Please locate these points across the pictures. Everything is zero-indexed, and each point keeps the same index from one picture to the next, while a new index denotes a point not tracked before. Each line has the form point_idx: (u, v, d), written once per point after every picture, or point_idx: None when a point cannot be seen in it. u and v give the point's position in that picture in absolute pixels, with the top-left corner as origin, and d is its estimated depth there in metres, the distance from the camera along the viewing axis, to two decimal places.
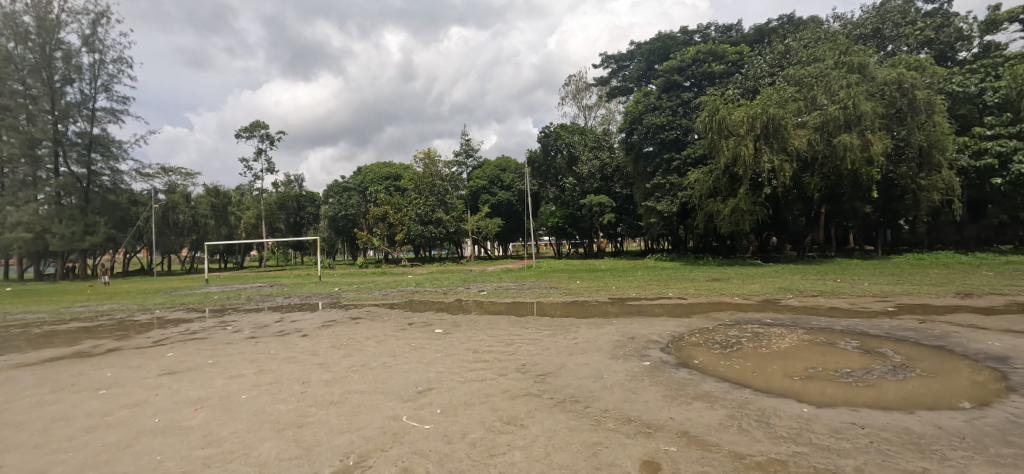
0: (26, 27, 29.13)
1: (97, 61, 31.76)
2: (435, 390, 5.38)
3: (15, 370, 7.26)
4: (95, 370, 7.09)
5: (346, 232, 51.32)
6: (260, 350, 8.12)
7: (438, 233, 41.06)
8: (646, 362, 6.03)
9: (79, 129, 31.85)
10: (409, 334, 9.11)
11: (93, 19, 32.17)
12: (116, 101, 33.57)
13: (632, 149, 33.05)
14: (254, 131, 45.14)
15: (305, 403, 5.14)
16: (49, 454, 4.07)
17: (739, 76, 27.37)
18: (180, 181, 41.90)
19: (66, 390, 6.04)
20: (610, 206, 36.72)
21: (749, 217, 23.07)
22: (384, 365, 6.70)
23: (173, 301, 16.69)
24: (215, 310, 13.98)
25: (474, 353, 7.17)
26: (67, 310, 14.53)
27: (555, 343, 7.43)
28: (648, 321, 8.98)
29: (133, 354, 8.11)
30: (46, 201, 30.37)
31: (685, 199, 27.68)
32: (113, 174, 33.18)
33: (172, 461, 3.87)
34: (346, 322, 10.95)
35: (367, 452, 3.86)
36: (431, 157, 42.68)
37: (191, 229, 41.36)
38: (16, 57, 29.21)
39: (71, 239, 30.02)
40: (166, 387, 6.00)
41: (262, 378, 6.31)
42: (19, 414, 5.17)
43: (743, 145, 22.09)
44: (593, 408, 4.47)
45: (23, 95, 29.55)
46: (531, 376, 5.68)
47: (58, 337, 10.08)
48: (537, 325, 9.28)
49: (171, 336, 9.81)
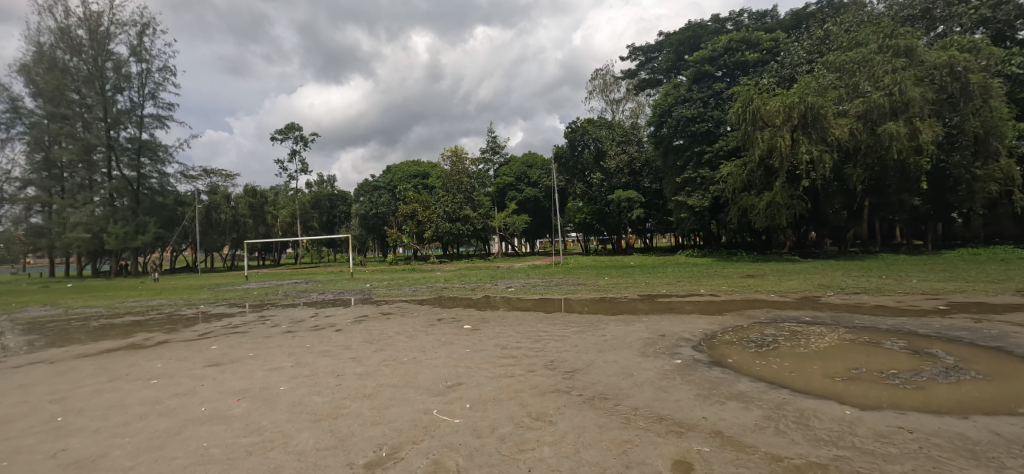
0: (79, 40, 30.95)
1: (144, 69, 33.65)
2: (465, 384, 5.45)
3: (77, 360, 7.80)
4: (146, 361, 7.52)
5: (376, 231, 52.39)
6: (296, 344, 8.38)
7: (465, 231, 41.51)
8: (677, 359, 5.92)
9: (130, 135, 33.78)
10: (438, 330, 9.24)
11: (140, 30, 33.99)
12: (162, 108, 35.43)
13: (662, 143, 32.25)
14: (288, 133, 46.68)
15: (339, 395, 5.31)
16: (106, 439, 4.34)
17: (775, 64, 26.36)
18: (221, 182, 43.94)
19: (120, 379, 6.43)
20: (639, 202, 36.06)
21: (787, 211, 22.19)
22: (414, 360, 6.83)
23: (216, 296, 17.53)
24: (255, 305, 14.58)
25: (502, 349, 7.22)
26: (122, 305, 15.47)
27: (583, 340, 7.38)
28: (679, 318, 8.79)
29: (181, 347, 8.56)
30: (101, 203, 32.37)
31: (717, 193, 26.97)
32: (160, 177, 35.23)
33: (217, 447, 4.06)
34: (377, 318, 11.15)
35: (399, 444, 3.95)
36: (458, 154, 43.13)
37: (231, 228, 43.23)
38: (73, 68, 31.08)
39: (125, 239, 32.04)
40: (211, 378, 6.31)
41: (298, 370, 6.53)
42: (81, 401, 5.56)
43: (779, 136, 21.38)
44: (622, 405, 4.42)
45: (79, 104, 31.50)
46: (560, 373, 5.66)
47: (114, 330, 10.73)
48: (566, 322, 9.25)
49: (214, 329, 10.29)
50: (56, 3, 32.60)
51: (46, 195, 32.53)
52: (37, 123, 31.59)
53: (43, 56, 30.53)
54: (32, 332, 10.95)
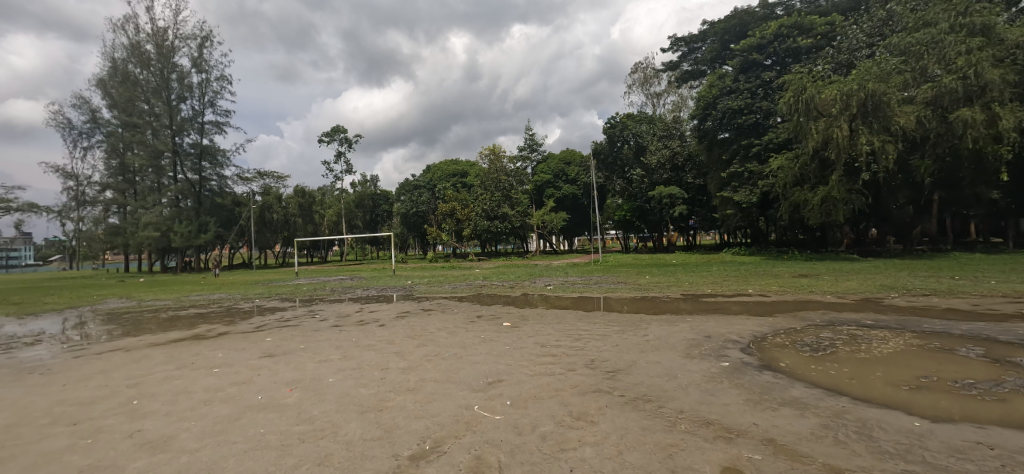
0: (148, 54, 33.38)
1: (204, 79, 35.96)
2: (505, 382, 5.48)
3: (149, 348, 8.47)
4: (209, 350, 8.06)
5: (416, 229, 53.60)
6: (342, 338, 8.71)
7: (504, 229, 41.74)
8: (725, 362, 5.70)
9: (192, 141, 36.28)
10: (478, 327, 9.35)
11: (200, 42, 36.28)
12: (220, 115, 37.79)
13: (706, 136, 31.12)
14: (334, 135, 48.59)
15: (384, 389, 5.48)
16: (176, 422, 4.69)
17: (831, 49, 24.84)
18: (273, 183, 46.43)
19: (187, 367, 6.92)
20: (681, 198, 34.98)
21: (845, 206, 20.89)
22: (456, 356, 6.92)
23: (270, 291, 18.55)
24: (305, 300, 15.31)
25: (542, 347, 7.21)
26: (187, 298, 16.67)
27: (625, 340, 7.26)
28: (726, 319, 8.47)
29: (239, 338, 9.12)
30: (168, 204, 34.90)
31: (767, 188, 25.70)
32: (219, 179, 37.66)
33: (273, 434, 4.30)
34: (419, 314, 11.42)
35: (442, 438, 4.03)
36: (496, 153, 43.48)
37: (283, 227, 45.65)
38: (142, 80, 33.68)
39: (189, 237, 34.48)
40: (266, 368, 6.68)
41: (346, 363, 6.79)
42: (154, 386, 6.03)
43: (836, 126, 20.12)
44: (667, 408, 4.32)
45: (149, 113, 34.01)
46: (601, 372, 5.60)
47: (180, 321, 11.58)
48: (606, 321, 9.14)
49: (269, 323, 10.89)
50: (128, 21, 35.42)
51: (121, 197, 35.52)
52: (113, 132, 34.49)
53: (118, 70, 33.34)
54: (111, 322, 11.99)
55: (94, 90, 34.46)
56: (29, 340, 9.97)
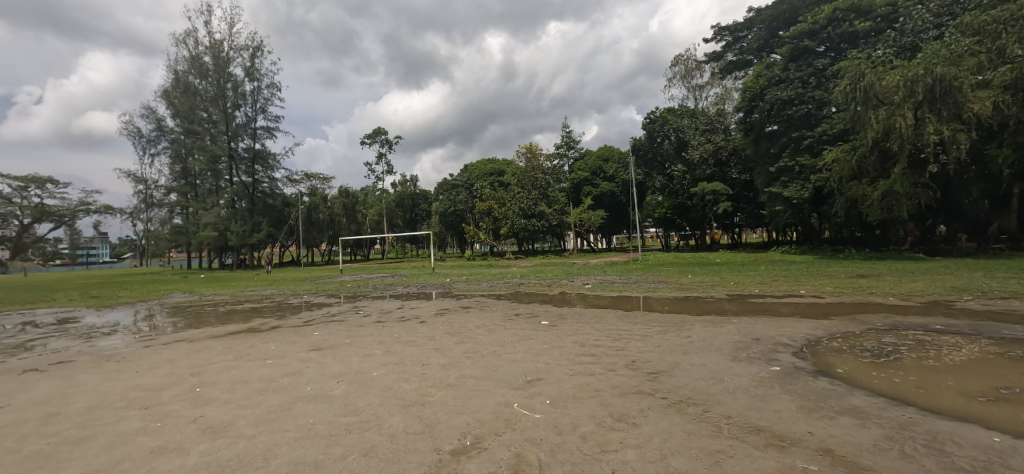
0: (206, 65, 35.51)
1: (256, 87, 37.90)
2: (545, 380, 5.47)
3: (209, 340, 9.05)
4: (262, 343, 8.52)
5: (454, 227, 54.41)
6: (385, 333, 8.97)
7: (541, 227, 41.69)
8: (775, 367, 5.44)
9: (246, 145, 38.32)
10: (516, 325, 9.38)
11: (252, 52, 38.24)
12: (270, 120, 39.75)
13: (753, 129, 29.80)
14: (376, 137, 50.09)
15: (425, 384, 5.60)
16: (234, 409, 4.98)
17: (893, 32, 23.08)
18: (319, 185, 48.51)
19: (243, 358, 7.33)
20: (725, 194, 33.58)
21: (909, 201, 19.42)
22: (495, 354, 6.96)
23: (317, 287, 19.40)
24: (349, 296, 15.89)
25: (581, 346, 7.15)
26: (243, 294, 17.70)
27: (667, 341, 7.07)
28: (776, 321, 8.08)
29: (289, 331, 9.59)
30: (225, 205, 37.08)
31: (820, 183, 24.31)
32: (270, 181, 39.62)
33: (321, 424, 4.48)
34: (458, 311, 11.59)
35: (482, 434, 4.08)
36: (533, 151, 43.46)
37: (328, 226, 47.66)
38: (201, 90, 35.82)
39: (244, 236, 36.54)
40: (315, 361, 6.98)
41: (388, 358, 6.99)
42: (214, 375, 6.44)
43: (899, 115, 18.76)
44: (713, 412, 4.17)
45: (207, 121, 36.08)
46: (643, 373, 5.48)
47: (236, 315, 12.31)
48: (646, 321, 8.95)
49: (316, 317, 11.38)
50: (189, 35, 37.87)
51: (184, 199, 38.09)
52: (177, 139, 37.06)
53: (180, 82, 35.82)
54: (176, 315, 12.92)
55: (159, 101, 37.14)
56: (106, 330, 10.88)
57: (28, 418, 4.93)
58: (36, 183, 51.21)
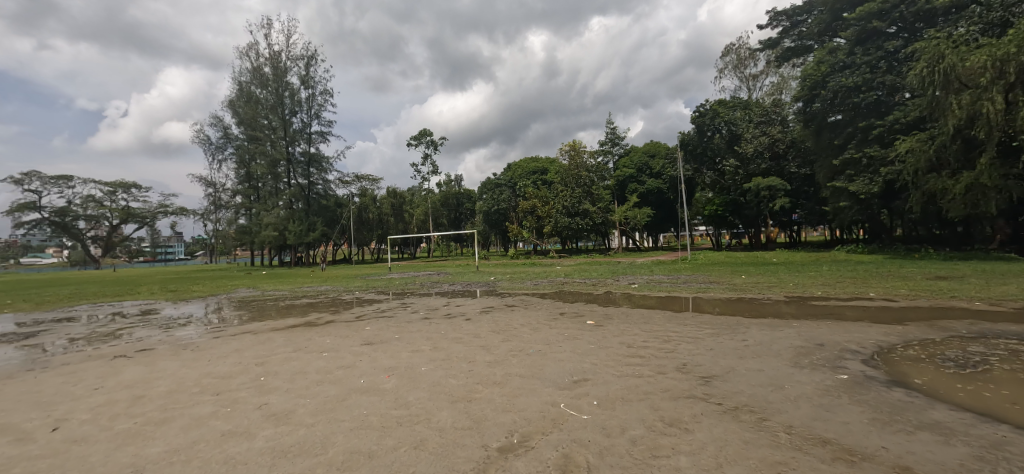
0: (266, 75, 37.76)
1: (311, 94, 39.90)
2: (591, 381, 5.40)
3: (271, 332, 9.63)
4: (319, 336, 8.97)
5: (498, 226, 54.90)
6: (432, 330, 9.18)
7: (585, 225, 41.25)
8: (842, 375, 5.08)
9: (302, 150, 40.45)
10: (561, 324, 9.34)
11: (307, 61, 40.28)
12: (324, 125, 41.71)
13: (814, 120, 27.99)
14: (421, 139, 51.38)
15: (472, 380, 5.68)
16: (294, 398, 5.28)
17: (978, 7, 20.55)
18: (368, 186, 50.49)
19: (301, 351, 7.74)
20: (783, 190, 31.68)
21: (998, 195, 17.54)
22: (540, 353, 6.95)
23: (367, 284, 20.18)
24: (398, 293, 16.41)
25: (629, 347, 7.00)
26: (300, 289, 18.73)
27: (720, 344, 6.79)
28: (842, 326, 7.55)
29: (343, 326, 10.03)
30: (283, 206, 39.33)
31: (892, 176, 22.45)
32: (324, 183, 41.70)
33: (374, 416, 4.64)
34: (502, 309, 11.67)
35: (529, 433, 4.08)
36: (576, 148, 43.07)
37: (377, 225, 49.53)
38: (262, 99, 37.98)
39: (302, 235, 38.67)
40: (367, 355, 7.26)
41: (436, 354, 7.14)
42: (277, 365, 6.85)
43: (986, 99, 16.99)
44: (771, 421, 3.96)
45: (268, 127, 38.36)
46: (695, 377, 5.29)
47: (295, 309, 13.04)
48: (697, 323, 8.63)
49: (367, 313, 11.83)
50: (251, 48, 40.45)
51: (247, 201, 40.71)
52: (242, 145, 39.78)
53: (243, 92, 38.32)
54: (242, 308, 13.87)
55: (226, 110, 39.88)
56: (182, 321, 11.84)
57: (118, 399, 5.46)
58: (121, 187, 56.52)
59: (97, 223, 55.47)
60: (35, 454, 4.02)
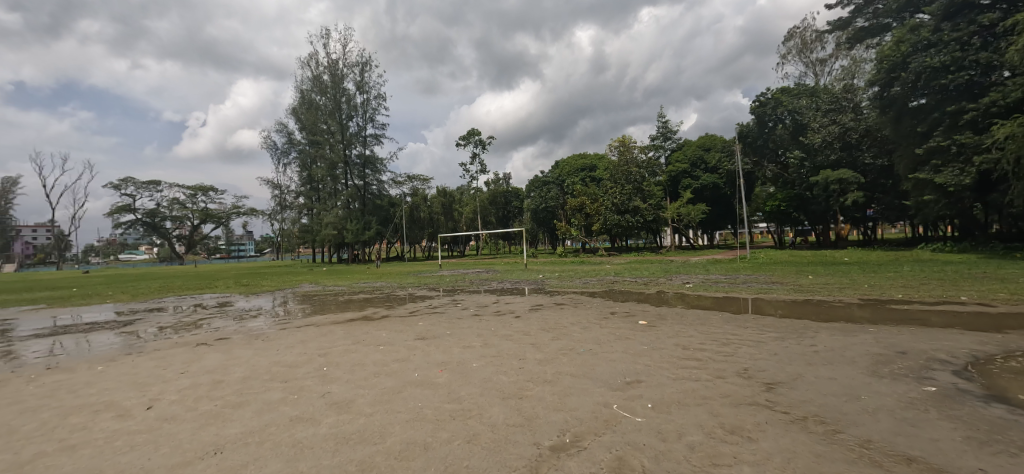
0: (325, 83, 39.79)
1: (366, 98, 41.60)
2: (644, 383, 5.26)
3: (331, 325, 10.17)
4: (375, 330, 9.37)
5: (547, 224, 54.82)
6: (482, 327, 9.32)
7: (635, 223, 40.25)
8: (929, 387, 4.62)
9: (358, 152, 42.28)
10: (612, 323, 9.17)
11: (362, 68, 42.07)
12: (378, 128, 43.39)
13: (892, 105, 25.66)
14: (470, 138, 52.19)
15: (523, 378, 5.69)
16: (354, 388, 5.54)
17: None
18: (420, 185, 52.06)
19: (359, 343, 8.11)
20: (856, 182, 29.29)
21: None
22: (591, 352, 6.86)
23: (419, 281, 20.79)
24: (449, 290, 16.79)
25: (684, 349, 6.75)
26: (357, 285, 19.62)
27: (785, 349, 6.39)
28: (927, 333, 6.87)
29: (397, 321, 10.41)
30: (342, 206, 41.43)
31: (987, 165, 20.10)
32: (379, 184, 43.49)
33: (428, 409, 4.77)
34: (551, 307, 11.63)
35: (581, 433, 4.04)
36: (625, 144, 42.15)
37: (428, 224, 50.91)
38: (321, 105, 40.00)
39: (359, 233, 40.56)
40: (420, 349, 7.48)
41: (487, 351, 7.23)
42: (338, 356, 7.22)
43: None
44: (844, 434, 3.68)
45: (327, 132, 40.37)
46: (757, 383, 5.01)
47: (353, 304, 13.69)
48: (759, 326, 8.17)
49: (420, 309, 12.19)
50: (312, 57, 42.75)
51: (309, 202, 43.19)
52: (304, 149, 42.21)
53: (305, 99, 40.61)
54: (306, 302, 14.74)
55: (290, 117, 42.47)
56: (253, 313, 12.77)
57: (201, 383, 5.98)
58: (201, 190, 61.78)
59: (181, 223, 61.00)
60: (133, 429, 4.48)
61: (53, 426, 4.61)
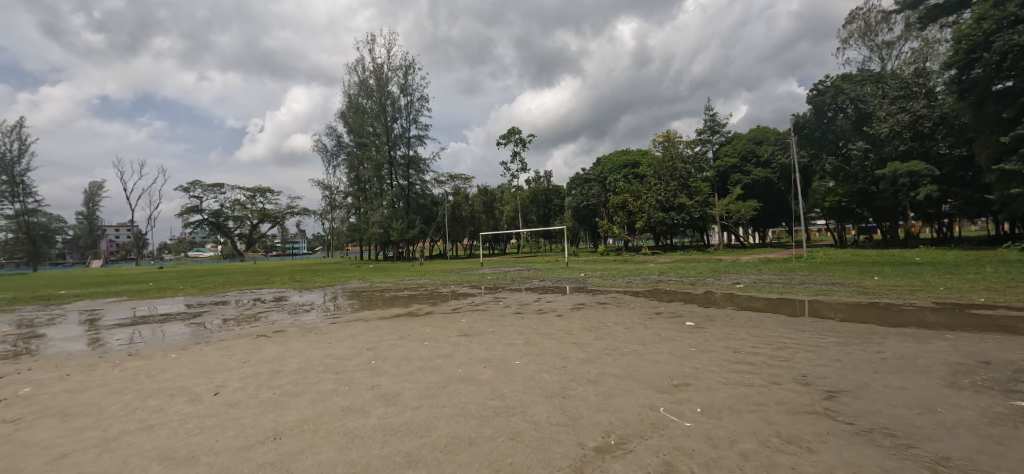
0: (371, 86, 41.06)
1: (410, 100, 42.61)
2: (692, 387, 5.08)
3: (379, 320, 10.52)
4: (420, 325, 9.61)
5: (588, 222, 54.20)
6: (524, 324, 9.34)
7: (681, 220, 39.01)
8: (1018, 402, 4.18)
9: (403, 153, 43.39)
10: (658, 324, 8.93)
11: (405, 70, 43.08)
12: (421, 129, 44.34)
13: (972, 89, 23.36)
14: (510, 137, 52.34)
15: (566, 377, 5.64)
16: (401, 382, 5.70)
17: None
18: (461, 185, 52.81)
19: (405, 338, 8.34)
20: (930, 174, 26.96)
21: None
22: (635, 352, 6.72)
23: (461, 278, 21.12)
24: (490, 287, 16.94)
25: (736, 352, 6.46)
26: (402, 282, 20.19)
27: (848, 355, 5.98)
28: (1013, 342, 6.24)
29: (441, 317, 10.61)
30: (387, 206, 42.77)
31: None
32: (422, 183, 44.43)
33: (472, 405, 4.83)
34: (594, 306, 11.46)
35: (626, 435, 3.96)
36: (670, 139, 40.90)
37: (470, 222, 51.52)
38: (368, 108, 41.36)
39: (404, 232, 41.74)
40: (464, 345, 7.60)
41: (529, 348, 7.24)
42: (385, 351, 7.46)
43: None
44: (918, 449, 3.40)
45: (373, 134, 41.68)
46: (817, 391, 4.72)
47: (398, 300, 14.09)
48: (818, 329, 7.70)
49: (463, 306, 12.37)
50: (358, 62, 44.23)
51: (357, 202, 44.82)
52: (352, 151, 43.86)
53: (353, 104, 42.11)
54: (355, 297, 15.33)
55: (338, 121, 44.20)
56: (306, 307, 13.42)
57: (261, 372, 6.36)
58: (259, 192, 65.59)
59: (241, 223, 65.01)
60: (201, 413, 4.82)
61: (135, 407, 5.04)
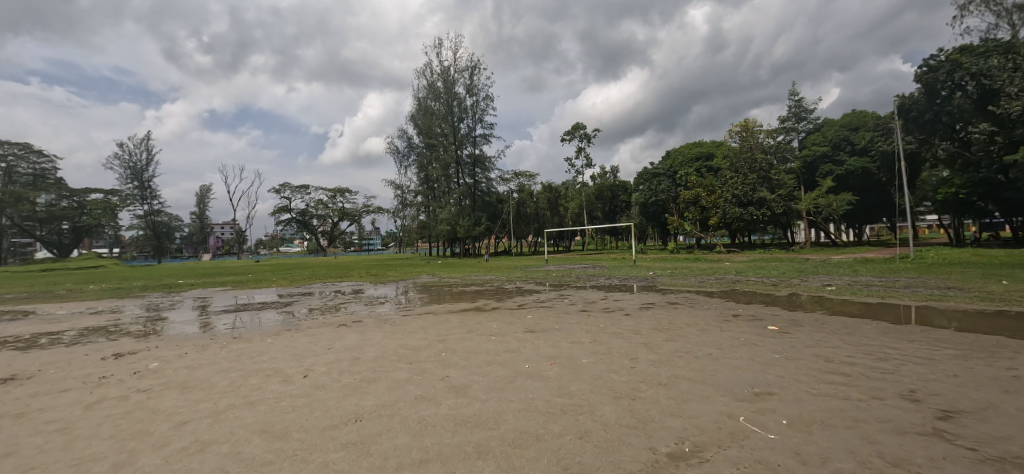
0: (439, 88, 42.50)
1: (476, 100, 43.55)
2: (776, 396, 4.72)
3: (448, 314, 10.87)
4: (487, 321, 9.80)
5: (658, 218, 52.15)
6: (592, 323, 9.18)
7: (761, 216, 36.35)
8: None
9: (469, 152, 44.46)
10: (736, 327, 8.40)
11: (471, 71, 44.05)
12: (487, 128, 45.10)
13: None
14: (575, 133, 51.69)
15: (635, 378, 5.48)
16: (470, 375, 5.84)
17: None
18: (526, 182, 53.07)
19: (473, 333, 8.54)
20: None
21: None
22: (711, 356, 6.37)
23: (526, 275, 21.25)
24: (555, 285, 16.87)
25: (828, 361, 5.90)
26: (469, 277, 20.70)
27: (969, 371, 5.23)
28: None
29: (507, 313, 10.75)
30: (455, 203, 44.09)
31: None
32: (487, 181, 45.23)
33: (539, 401, 4.84)
34: (664, 306, 11.02)
35: (703, 443, 3.77)
36: (749, 128, 38.20)
37: (535, 219, 51.52)
38: (436, 110, 42.89)
39: (470, 228, 42.78)
40: (530, 342, 7.64)
41: (596, 347, 7.12)
42: (454, 344, 7.69)
43: None
44: None
45: (441, 135, 43.15)
46: (930, 410, 4.18)
47: (466, 295, 14.46)
48: (930, 340, 6.82)
49: (529, 302, 12.43)
50: (427, 65, 45.93)
51: (426, 200, 46.55)
52: (422, 152, 45.67)
53: (422, 106, 43.77)
54: (425, 292, 15.96)
55: (409, 123, 46.18)
56: (380, 300, 14.20)
57: (343, 359, 6.82)
58: (339, 192, 70.37)
59: (324, 221, 70.22)
60: (293, 393, 5.28)
61: (239, 385, 5.64)
